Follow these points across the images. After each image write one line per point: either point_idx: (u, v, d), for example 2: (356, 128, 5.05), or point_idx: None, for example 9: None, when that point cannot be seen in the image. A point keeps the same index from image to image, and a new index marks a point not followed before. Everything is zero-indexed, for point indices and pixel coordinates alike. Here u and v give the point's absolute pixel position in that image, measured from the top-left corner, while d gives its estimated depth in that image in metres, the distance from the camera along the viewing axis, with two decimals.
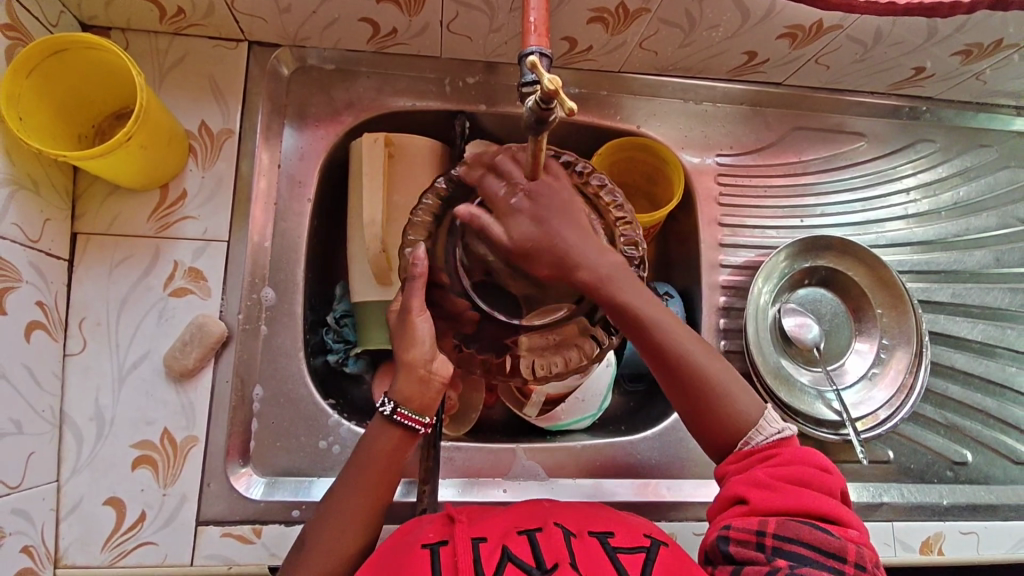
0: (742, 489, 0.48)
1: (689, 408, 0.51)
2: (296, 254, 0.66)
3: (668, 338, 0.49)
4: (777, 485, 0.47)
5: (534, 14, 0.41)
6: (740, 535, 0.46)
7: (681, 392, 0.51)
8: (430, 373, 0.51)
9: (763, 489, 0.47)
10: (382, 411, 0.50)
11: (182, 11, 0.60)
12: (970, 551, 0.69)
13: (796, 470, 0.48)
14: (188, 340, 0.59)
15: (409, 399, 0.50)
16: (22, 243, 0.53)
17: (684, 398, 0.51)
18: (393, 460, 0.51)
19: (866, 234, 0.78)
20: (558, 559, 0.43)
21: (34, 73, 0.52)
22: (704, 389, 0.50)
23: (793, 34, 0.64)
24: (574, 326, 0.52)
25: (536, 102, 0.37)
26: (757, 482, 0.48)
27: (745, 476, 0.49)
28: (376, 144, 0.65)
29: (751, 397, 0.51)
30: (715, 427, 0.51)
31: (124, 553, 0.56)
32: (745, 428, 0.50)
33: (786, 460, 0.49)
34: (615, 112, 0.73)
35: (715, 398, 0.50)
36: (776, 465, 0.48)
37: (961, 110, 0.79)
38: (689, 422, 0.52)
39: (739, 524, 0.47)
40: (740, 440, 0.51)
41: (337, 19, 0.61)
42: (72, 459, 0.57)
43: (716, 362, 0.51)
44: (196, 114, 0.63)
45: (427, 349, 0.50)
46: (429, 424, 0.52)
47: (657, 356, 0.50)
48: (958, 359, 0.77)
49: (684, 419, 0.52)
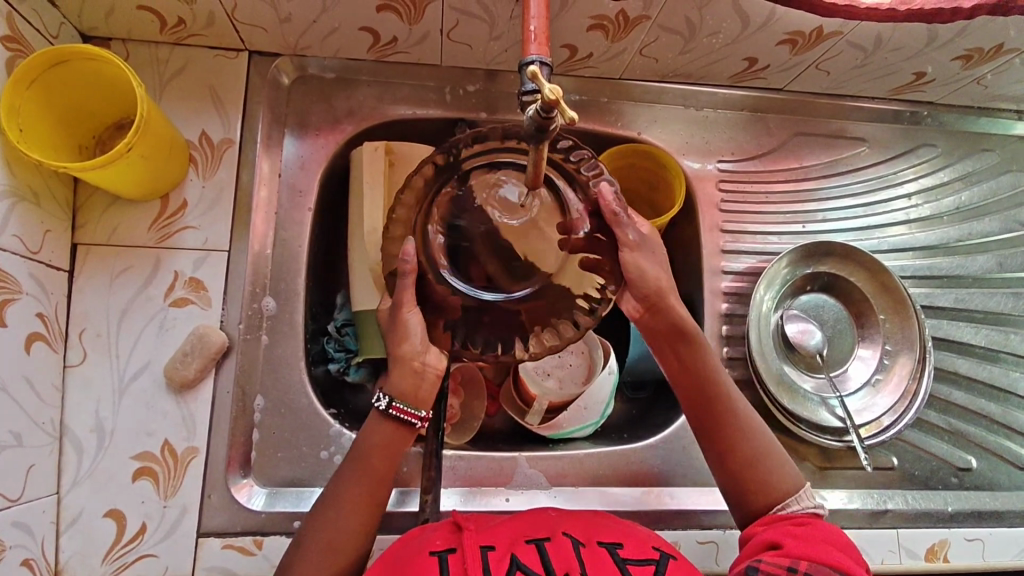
0: (775, 537, 0.48)
1: (723, 464, 0.54)
2: (297, 263, 0.66)
3: (715, 388, 0.56)
4: (811, 540, 0.47)
5: (534, 24, 0.41)
6: (769, 569, 0.45)
7: (718, 446, 0.55)
8: (425, 365, 0.53)
9: (797, 539, 0.47)
10: (377, 406, 0.52)
11: (182, 21, 0.60)
12: (976, 558, 0.68)
13: (831, 534, 0.48)
14: (189, 350, 0.59)
15: (404, 392, 0.52)
16: (22, 254, 0.53)
17: (723, 453, 0.54)
18: (388, 458, 0.52)
19: (868, 238, 0.77)
20: (568, 569, 0.43)
21: (35, 85, 0.52)
22: (744, 446, 0.54)
23: (793, 40, 0.64)
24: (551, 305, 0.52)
25: (538, 111, 0.37)
26: (791, 533, 0.48)
27: (778, 529, 0.49)
28: (376, 152, 0.65)
29: (792, 470, 0.54)
30: (751, 488, 0.53)
31: (124, 565, 0.56)
32: (782, 494, 0.52)
33: (822, 527, 0.49)
34: (616, 118, 0.72)
35: (756, 460, 0.54)
36: (812, 527, 0.49)
37: (962, 114, 0.79)
38: (725, 483, 0.54)
39: (769, 560, 0.46)
40: (777, 505, 0.52)
41: (337, 28, 0.61)
42: (72, 471, 0.56)
43: (759, 423, 0.56)
44: (196, 124, 0.63)
45: (419, 342, 0.52)
46: (426, 418, 0.53)
47: (699, 406, 0.56)
48: (961, 364, 0.76)
49: (719, 479, 0.55)
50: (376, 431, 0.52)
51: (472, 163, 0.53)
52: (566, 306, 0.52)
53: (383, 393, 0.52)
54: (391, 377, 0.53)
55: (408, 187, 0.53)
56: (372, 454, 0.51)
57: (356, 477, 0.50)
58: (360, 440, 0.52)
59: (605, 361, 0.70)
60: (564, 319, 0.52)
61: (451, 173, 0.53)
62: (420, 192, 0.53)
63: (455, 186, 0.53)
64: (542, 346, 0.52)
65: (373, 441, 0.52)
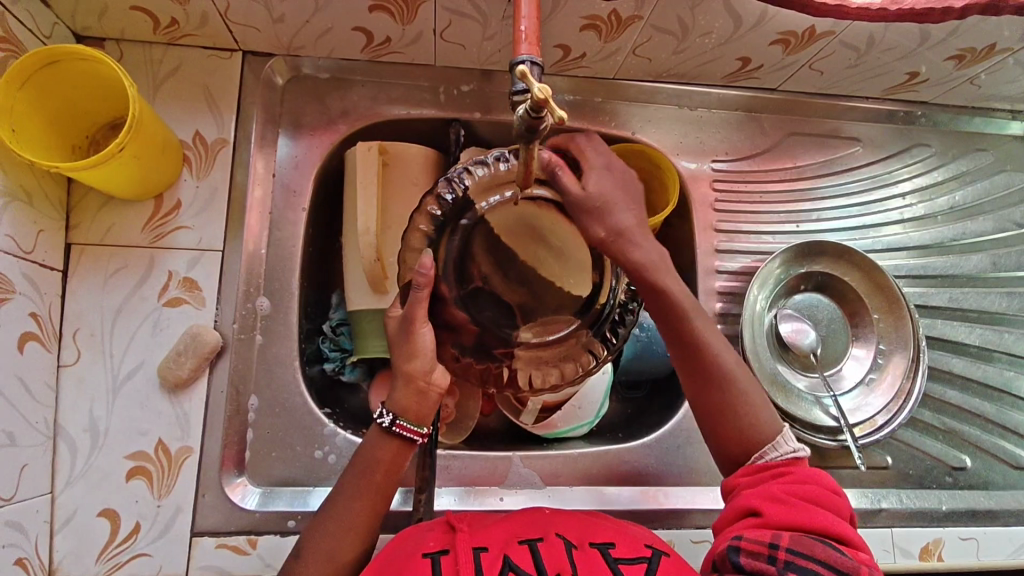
0: (756, 503, 0.47)
1: (704, 404, 0.53)
2: (291, 262, 0.66)
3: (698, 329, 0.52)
4: (792, 501, 0.47)
5: (524, 24, 0.42)
6: (751, 547, 0.44)
7: (697, 388, 0.53)
8: (430, 384, 0.52)
9: (778, 504, 0.47)
10: (380, 423, 0.51)
11: (176, 21, 0.60)
12: (970, 557, 0.68)
13: (811, 489, 0.48)
14: (182, 350, 0.59)
15: (407, 409, 0.51)
16: (15, 254, 0.53)
17: (701, 399, 0.53)
18: (389, 471, 0.51)
19: (863, 238, 0.77)
20: (560, 570, 0.43)
21: (28, 85, 0.52)
22: (725, 386, 0.52)
23: (786, 40, 0.64)
24: (575, 342, 0.57)
25: (527, 111, 0.37)
26: (771, 497, 0.47)
27: (758, 493, 0.48)
28: (370, 152, 0.65)
29: (770, 416, 0.52)
30: (726, 431, 0.52)
31: (118, 565, 0.56)
32: (760, 441, 0.51)
33: (801, 479, 0.49)
34: (610, 118, 0.73)
35: (733, 407, 0.52)
36: (791, 484, 0.48)
37: (956, 114, 0.80)
38: (703, 420, 0.53)
39: (751, 535, 0.45)
40: (755, 454, 0.51)
41: (331, 28, 0.62)
42: (65, 471, 0.56)
43: (742, 367, 0.53)
44: (191, 124, 0.63)
45: (428, 360, 0.51)
46: (427, 434, 0.52)
47: (681, 345, 0.53)
48: (956, 363, 0.76)
49: (698, 416, 0.54)
50: (379, 446, 0.51)
51: (480, 199, 0.52)
52: (584, 342, 0.57)
53: (387, 407, 0.51)
54: (395, 393, 0.51)
55: (415, 227, 0.52)
56: (376, 467, 0.51)
57: (359, 485, 0.50)
58: (364, 454, 0.51)
59: None
60: (572, 360, 0.56)
61: (462, 211, 0.52)
62: (432, 229, 0.52)
63: (469, 221, 0.53)
64: (546, 380, 0.56)
65: (366, 442, 0.52)
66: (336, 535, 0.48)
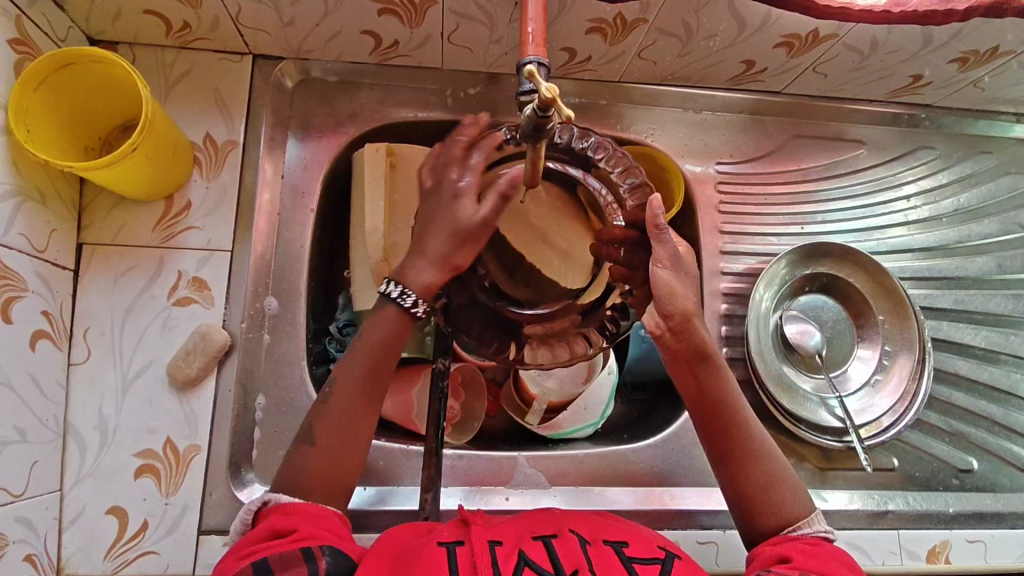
0: (786, 551, 0.47)
1: (733, 490, 0.52)
2: (298, 263, 0.66)
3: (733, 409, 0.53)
4: (821, 557, 0.46)
5: (530, 26, 0.42)
6: None
7: (733, 460, 0.52)
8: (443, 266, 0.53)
9: (809, 556, 0.46)
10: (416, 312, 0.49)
11: (188, 25, 0.61)
12: (977, 560, 0.67)
13: (843, 558, 0.47)
14: (191, 349, 0.59)
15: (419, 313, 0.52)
16: (29, 253, 0.54)
17: (735, 471, 0.52)
18: (388, 351, 0.50)
19: (869, 239, 0.78)
20: (577, 567, 0.43)
21: (43, 86, 0.53)
22: (759, 464, 0.52)
23: (790, 42, 0.64)
24: (568, 323, 0.56)
25: (534, 110, 0.38)
26: (803, 550, 0.47)
27: (787, 546, 0.48)
28: (377, 153, 0.66)
29: (802, 494, 0.52)
30: (763, 502, 0.51)
31: (125, 562, 0.56)
32: (794, 518, 0.51)
33: (834, 550, 0.48)
34: (615, 121, 0.73)
35: (768, 477, 0.52)
36: (824, 548, 0.48)
37: (961, 117, 0.80)
38: (734, 499, 0.52)
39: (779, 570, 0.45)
40: (788, 526, 0.50)
41: (340, 31, 0.62)
42: (75, 467, 0.57)
43: (773, 448, 0.53)
44: (201, 126, 0.64)
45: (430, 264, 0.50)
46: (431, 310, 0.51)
47: (720, 426, 0.53)
48: (962, 365, 0.76)
49: (727, 493, 0.53)
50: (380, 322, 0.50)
51: None
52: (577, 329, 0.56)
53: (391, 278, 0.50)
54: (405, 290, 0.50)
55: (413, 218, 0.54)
56: (378, 344, 0.49)
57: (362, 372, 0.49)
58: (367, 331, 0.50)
59: (605, 362, 0.70)
60: (563, 341, 0.56)
61: None
62: None
63: None
64: (548, 359, 0.55)
65: (374, 322, 0.50)
66: (341, 424, 0.47)
